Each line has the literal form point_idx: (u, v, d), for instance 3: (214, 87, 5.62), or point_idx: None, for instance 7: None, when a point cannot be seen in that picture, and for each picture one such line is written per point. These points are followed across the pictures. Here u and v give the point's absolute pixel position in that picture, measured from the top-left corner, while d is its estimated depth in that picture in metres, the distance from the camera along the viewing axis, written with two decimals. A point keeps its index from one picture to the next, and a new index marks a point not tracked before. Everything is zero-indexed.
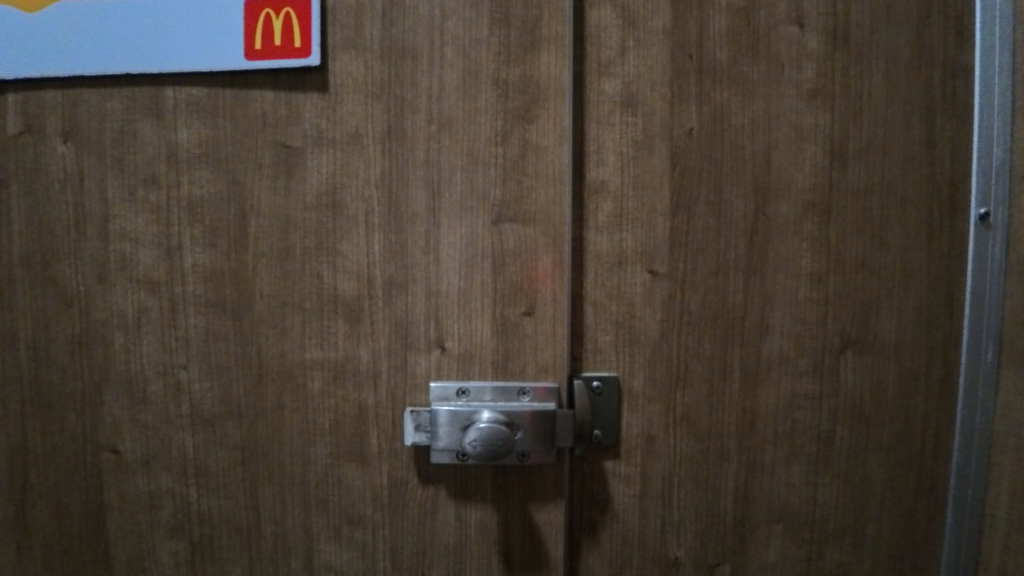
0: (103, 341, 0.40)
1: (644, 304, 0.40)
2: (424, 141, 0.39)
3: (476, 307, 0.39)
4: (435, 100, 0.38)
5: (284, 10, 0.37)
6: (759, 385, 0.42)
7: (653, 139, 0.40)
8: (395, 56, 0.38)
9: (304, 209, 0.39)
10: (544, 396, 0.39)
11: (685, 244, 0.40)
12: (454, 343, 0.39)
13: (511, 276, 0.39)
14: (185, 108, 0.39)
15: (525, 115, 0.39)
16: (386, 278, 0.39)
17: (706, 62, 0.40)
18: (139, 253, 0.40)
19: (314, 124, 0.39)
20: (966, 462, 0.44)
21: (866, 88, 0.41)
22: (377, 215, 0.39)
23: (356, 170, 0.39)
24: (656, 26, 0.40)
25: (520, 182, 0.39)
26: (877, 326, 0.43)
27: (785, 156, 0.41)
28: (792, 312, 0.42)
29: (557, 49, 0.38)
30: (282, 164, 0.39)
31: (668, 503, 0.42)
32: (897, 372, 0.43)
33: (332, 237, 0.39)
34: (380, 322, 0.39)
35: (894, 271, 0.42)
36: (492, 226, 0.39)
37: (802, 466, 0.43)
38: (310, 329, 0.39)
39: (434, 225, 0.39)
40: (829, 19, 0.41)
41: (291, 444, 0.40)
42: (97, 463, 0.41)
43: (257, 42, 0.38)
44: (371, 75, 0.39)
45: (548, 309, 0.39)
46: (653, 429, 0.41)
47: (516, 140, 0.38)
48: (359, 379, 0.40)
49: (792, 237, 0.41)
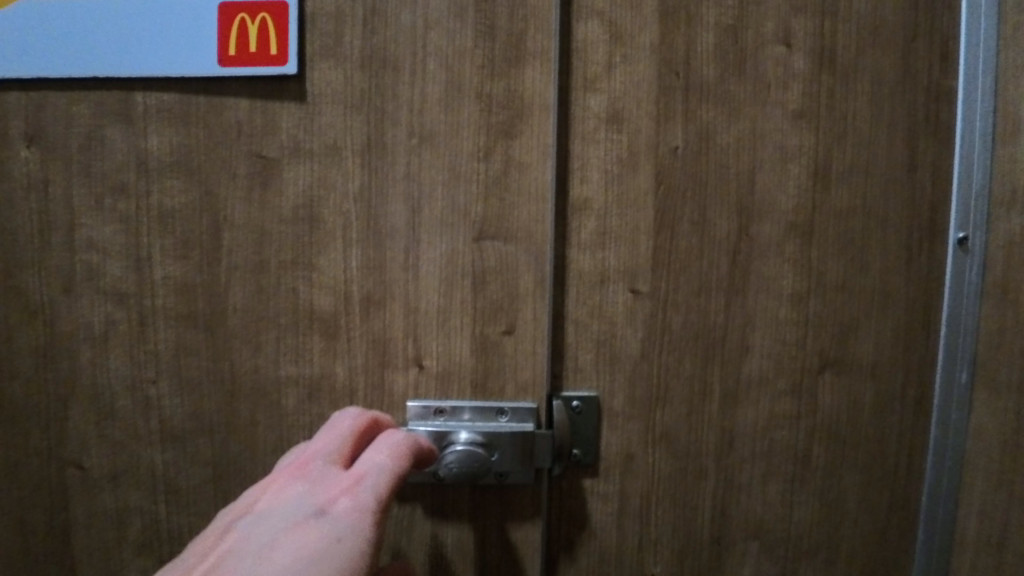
0: (69, 354, 0.39)
1: (625, 322, 0.40)
2: (404, 154, 0.38)
3: (456, 325, 0.39)
4: (416, 113, 0.38)
5: (261, 15, 0.36)
6: (739, 405, 0.42)
7: (638, 156, 0.39)
8: (376, 66, 0.37)
9: (281, 222, 0.38)
10: (522, 416, 0.39)
11: (668, 263, 0.40)
12: (432, 361, 0.39)
13: (491, 295, 0.38)
14: (156, 114, 0.38)
15: (509, 131, 0.38)
16: (364, 294, 0.38)
17: (693, 80, 0.40)
18: (107, 263, 0.38)
19: (292, 135, 0.38)
20: (938, 481, 0.45)
21: (851, 110, 0.41)
22: (356, 230, 0.38)
23: (335, 184, 0.38)
24: (644, 42, 0.39)
25: (503, 199, 0.38)
26: (856, 347, 0.43)
27: (769, 176, 0.41)
28: (772, 332, 0.42)
29: (542, 63, 0.38)
30: (257, 175, 0.38)
31: (645, 520, 0.42)
32: (874, 393, 0.44)
33: (308, 251, 0.38)
34: (357, 339, 0.39)
35: (873, 293, 0.43)
36: (473, 244, 0.38)
37: (778, 486, 0.43)
38: (286, 344, 0.39)
39: (414, 242, 0.38)
40: (816, 40, 0.41)
41: (265, 460, 0.39)
42: (62, 478, 0.40)
43: (231, 48, 0.37)
44: (352, 85, 0.38)
45: (529, 329, 0.39)
46: (631, 447, 0.41)
47: (499, 156, 0.38)
48: (335, 396, 0.39)
49: (774, 257, 0.41)
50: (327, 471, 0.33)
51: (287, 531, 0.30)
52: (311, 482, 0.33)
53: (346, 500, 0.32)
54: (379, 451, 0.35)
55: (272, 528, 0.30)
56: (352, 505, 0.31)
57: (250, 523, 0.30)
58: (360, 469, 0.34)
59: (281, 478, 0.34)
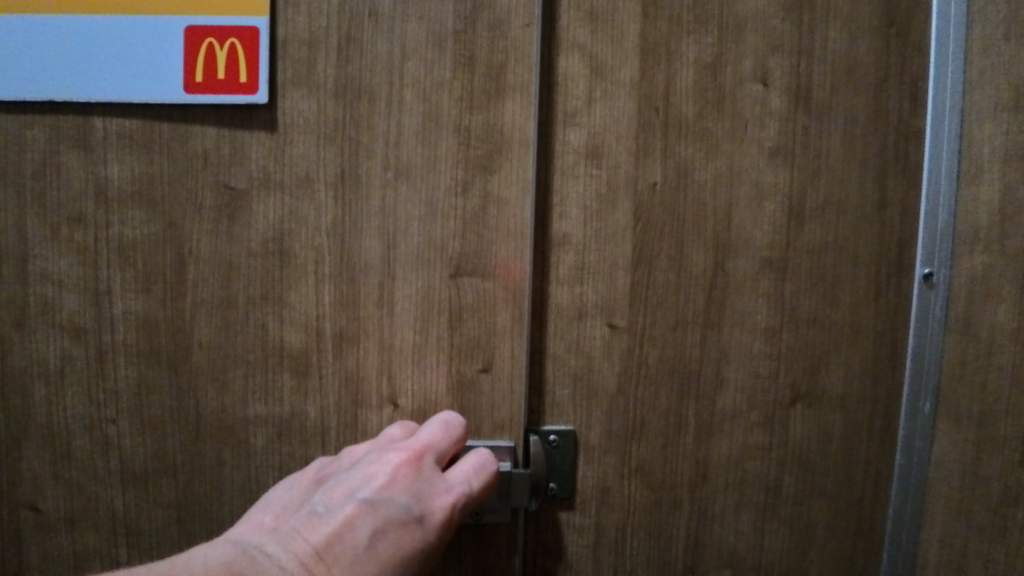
0: (22, 392, 0.39)
1: (602, 357, 0.40)
2: (379, 188, 0.38)
3: (429, 363, 0.39)
4: (392, 145, 0.38)
5: (229, 40, 0.36)
6: (713, 437, 0.42)
7: (617, 192, 0.39)
8: (351, 96, 0.38)
9: (249, 256, 0.38)
10: (501, 454, 0.40)
11: (645, 298, 0.40)
12: (407, 400, 0.40)
13: (467, 332, 0.39)
14: (117, 141, 0.38)
15: (487, 165, 0.38)
16: (336, 330, 0.39)
17: (672, 116, 0.40)
18: (64, 296, 0.38)
19: (260, 166, 0.38)
20: (901, 509, 0.46)
21: (825, 147, 0.42)
22: (328, 265, 0.39)
23: (306, 218, 0.38)
24: (624, 77, 0.39)
25: (481, 236, 0.39)
26: (826, 381, 0.44)
27: (745, 212, 0.41)
28: (746, 366, 0.42)
29: (521, 97, 0.38)
30: (224, 206, 0.38)
31: (620, 552, 0.42)
32: (843, 423, 0.45)
33: (279, 287, 0.39)
34: (329, 376, 0.39)
35: (843, 326, 0.44)
36: (450, 280, 0.39)
37: (750, 516, 0.44)
38: (254, 385, 0.39)
39: (389, 277, 0.39)
40: (791, 79, 0.41)
41: (232, 504, 0.40)
42: (15, 522, 0.39)
43: (199, 74, 0.37)
44: (325, 116, 0.38)
45: (506, 367, 0.39)
46: (608, 480, 0.41)
47: (477, 191, 0.38)
48: (306, 435, 0.40)
49: (749, 292, 0.42)
50: (432, 470, 0.35)
51: (389, 530, 0.31)
52: (417, 478, 0.34)
53: (441, 515, 0.33)
54: (472, 470, 0.36)
55: (379, 519, 0.31)
56: (444, 522, 0.33)
57: (359, 505, 0.32)
58: (457, 482, 0.35)
59: (388, 460, 0.34)
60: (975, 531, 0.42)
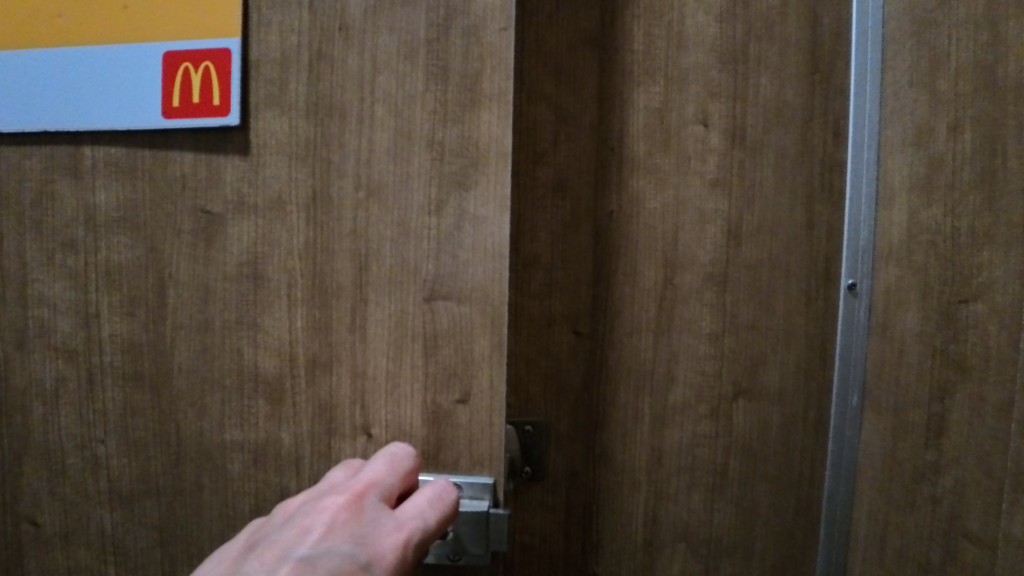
0: (23, 410, 0.46)
1: (569, 358, 0.48)
2: (351, 210, 0.41)
3: (402, 393, 0.42)
4: (365, 163, 0.41)
5: (203, 64, 0.41)
6: (666, 428, 0.49)
7: (579, 220, 0.48)
8: (323, 113, 0.41)
9: (225, 279, 0.43)
10: (479, 491, 0.41)
11: (605, 308, 0.48)
12: (381, 430, 0.42)
13: (444, 359, 0.41)
14: (104, 168, 0.44)
15: (463, 182, 0.40)
16: (310, 355, 0.42)
17: (625, 155, 0.47)
18: (57, 319, 0.45)
19: (236, 189, 0.43)
20: (835, 488, 0.53)
21: (758, 177, 0.49)
22: (300, 290, 0.42)
23: (279, 240, 0.42)
24: (584, 123, 0.47)
25: (456, 257, 0.40)
26: (764, 379, 0.51)
27: (689, 235, 0.48)
28: (693, 366, 0.49)
29: (498, 106, 0.40)
30: (202, 230, 0.43)
31: (587, 526, 0.50)
32: (781, 415, 0.51)
33: (253, 311, 0.43)
34: (302, 403, 0.43)
35: (778, 331, 0.50)
36: (424, 303, 0.41)
37: (700, 496, 0.51)
38: (230, 409, 0.44)
39: (361, 300, 0.42)
40: (729, 120, 0.49)
41: (210, 528, 0.44)
42: (18, 533, 0.47)
43: (176, 100, 0.41)
44: (297, 135, 0.42)
45: (486, 399, 0.41)
46: (575, 464, 0.49)
47: (451, 210, 0.40)
48: (281, 461, 0.43)
49: (694, 303, 0.49)
50: (375, 512, 0.36)
51: None
52: (360, 522, 0.35)
53: (391, 554, 0.34)
54: (420, 504, 0.37)
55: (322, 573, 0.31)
56: (396, 561, 0.34)
57: (296, 564, 0.31)
58: (405, 519, 0.36)
59: (326, 510, 0.35)
60: (894, 507, 0.48)
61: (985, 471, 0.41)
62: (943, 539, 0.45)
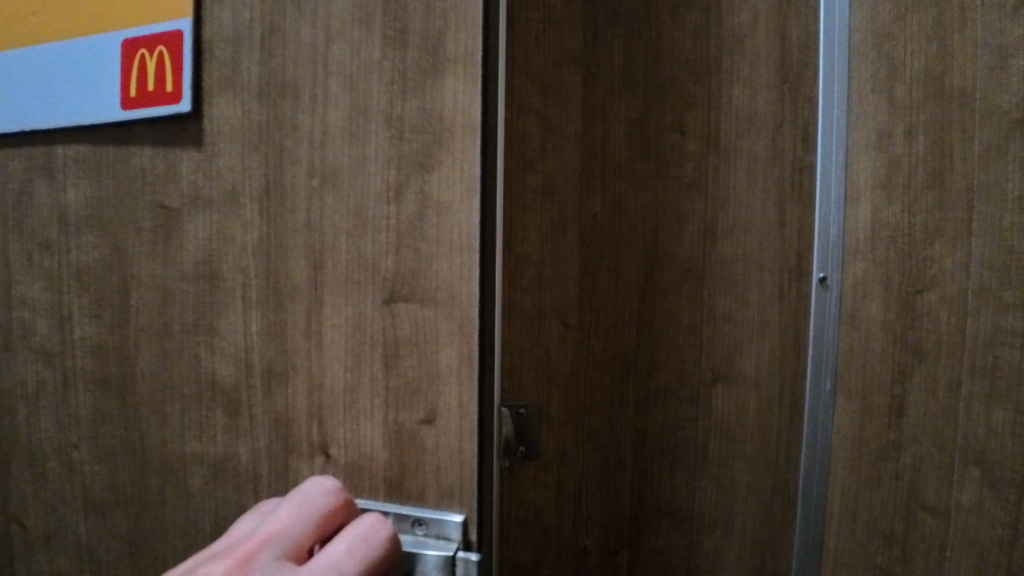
0: (10, 413, 0.47)
1: (558, 347, 0.53)
2: (305, 197, 0.36)
3: (361, 410, 0.36)
4: (317, 145, 0.36)
5: (157, 49, 0.38)
6: (650, 410, 0.54)
7: (566, 221, 0.52)
8: (275, 92, 0.36)
9: (183, 279, 0.40)
10: (446, 530, 0.34)
11: (591, 301, 0.53)
12: (341, 451, 0.36)
13: (405, 371, 0.35)
14: (72, 166, 0.43)
15: (424, 162, 0.34)
16: (264, 364, 0.38)
17: (609, 162, 0.52)
18: (36, 321, 0.46)
19: (190, 181, 0.39)
20: (811, 468, 0.55)
21: (732, 181, 0.54)
22: (254, 291, 0.38)
23: (233, 235, 0.38)
24: (570, 133, 0.52)
25: (418, 251, 0.34)
26: (740, 365, 0.56)
27: (668, 233, 0.53)
28: (674, 353, 0.54)
29: (463, 70, 0.33)
30: (162, 227, 0.40)
31: (577, 502, 0.54)
32: (758, 398, 0.56)
33: (209, 315, 0.39)
34: (258, 417, 0.39)
35: (753, 322, 0.55)
36: (383, 306, 0.35)
37: (683, 473, 0.55)
38: (190, 419, 0.41)
39: (316, 303, 0.36)
40: (705, 128, 0.53)
41: (174, 545, 0.42)
42: (10, 534, 0.49)
43: (133, 90, 0.40)
44: (250, 120, 0.37)
45: (453, 420, 0.34)
46: (566, 444, 0.54)
47: (412, 195, 0.34)
48: (240, 480, 0.39)
49: (674, 296, 0.54)
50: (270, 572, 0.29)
51: None
52: None
53: None
54: (333, 554, 0.30)
55: None
56: None
57: None
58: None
59: None
60: (865, 484, 0.51)
61: (939, 447, 0.44)
62: (906, 511, 0.47)
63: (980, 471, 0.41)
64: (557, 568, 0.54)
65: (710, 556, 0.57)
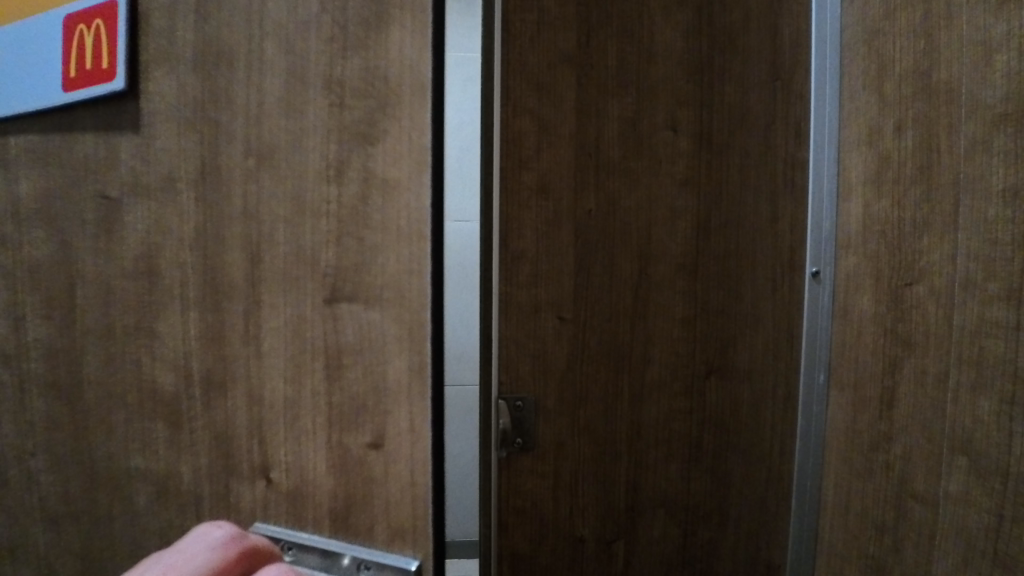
0: None
1: (554, 341, 0.54)
2: (240, 181, 0.29)
3: (304, 432, 0.28)
4: (253, 118, 0.28)
5: (96, 23, 0.31)
6: (645, 403, 0.55)
7: (561, 218, 0.53)
8: (210, 63, 0.29)
9: (122, 276, 0.32)
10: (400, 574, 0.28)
11: (586, 296, 0.54)
12: (282, 475, 0.29)
13: (350, 389, 0.27)
14: (21, 154, 0.36)
15: (367, 133, 0.27)
16: (205, 372, 0.31)
17: (602, 160, 0.53)
18: None
19: (130, 166, 0.32)
20: (806, 461, 0.55)
21: None
22: (193, 288, 0.31)
23: (170, 229, 0.31)
24: (564, 132, 0.53)
25: (362, 241, 0.27)
26: (733, 357, 0.57)
27: (661, 229, 0.54)
28: (668, 347, 0.55)
29: (414, 17, 0.26)
30: (102, 219, 0.33)
31: (574, 493, 0.55)
32: (751, 391, 0.57)
33: (150, 317, 0.32)
34: (199, 431, 0.31)
35: (747, 316, 0.57)
36: (324, 305, 0.27)
37: (678, 466, 0.56)
38: (132, 431, 0.33)
39: (254, 303, 0.29)
40: (697, 125, 0.54)
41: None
42: None
43: (72, 69, 0.33)
44: (185, 94, 0.30)
45: (405, 446, 0.27)
46: (562, 437, 0.55)
47: (355, 173, 0.27)
48: (182, 499, 0.32)
49: (668, 291, 0.55)
50: None
51: None
52: None
53: None
54: None
55: None
56: None
57: None
58: None
59: None
60: (856, 476, 0.50)
61: (928, 435, 0.42)
62: (897, 502, 0.45)
63: (969, 461, 0.39)
64: (554, 557, 0.56)
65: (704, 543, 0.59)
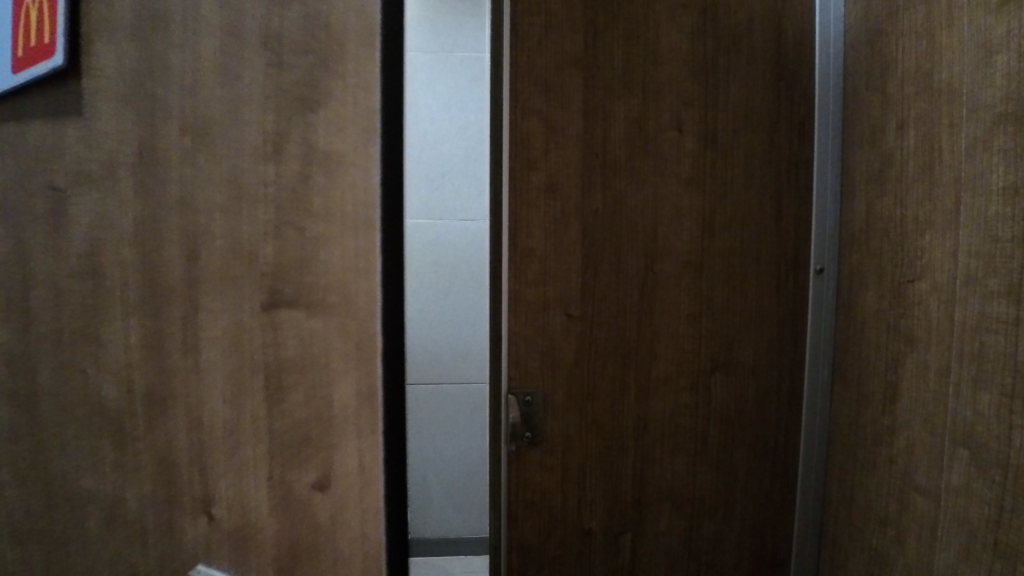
0: None
1: (562, 337, 0.55)
2: (177, 166, 0.33)
3: (250, 430, 0.35)
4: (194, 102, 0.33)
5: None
6: (651, 398, 0.57)
7: (569, 217, 0.54)
8: (145, 24, 0.33)
9: (67, 278, 0.37)
10: None
11: (593, 293, 0.55)
12: (223, 509, 0.35)
13: (291, 407, 0.36)
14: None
15: (305, 102, 0.35)
16: (143, 388, 0.35)
17: (609, 160, 0.55)
18: None
19: (83, 151, 0.36)
20: (810, 451, 0.58)
21: (729, 176, 0.57)
22: (131, 292, 0.35)
23: (114, 219, 0.35)
24: (571, 133, 0.54)
25: (300, 226, 0.35)
26: (739, 352, 0.58)
27: (667, 228, 0.56)
28: (673, 343, 0.57)
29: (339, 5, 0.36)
30: (51, 209, 0.37)
31: (582, 486, 0.57)
32: (755, 386, 0.58)
33: (94, 320, 0.36)
34: (141, 450, 0.36)
35: (751, 312, 0.58)
36: (264, 312, 0.34)
37: (683, 459, 0.57)
38: (81, 445, 0.38)
39: (192, 311, 0.34)
40: (702, 126, 0.56)
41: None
42: None
43: (20, 49, 0.37)
44: (132, 76, 0.34)
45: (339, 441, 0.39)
46: (570, 431, 0.56)
47: (294, 156, 0.35)
48: (128, 522, 0.37)
49: (674, 287, 0.56)
50: None
51: None
52: None
53: None
54: None
55: None
56: None
57: None
58: None
59: None
60: (860, 468, 0.52)
61: (929, 428, 0.45)
62: (899, 495, 0.48)
63: (968, 454, 0.42)
64: (563, 550, 0.57)
65: (710, 539, 0.59)
